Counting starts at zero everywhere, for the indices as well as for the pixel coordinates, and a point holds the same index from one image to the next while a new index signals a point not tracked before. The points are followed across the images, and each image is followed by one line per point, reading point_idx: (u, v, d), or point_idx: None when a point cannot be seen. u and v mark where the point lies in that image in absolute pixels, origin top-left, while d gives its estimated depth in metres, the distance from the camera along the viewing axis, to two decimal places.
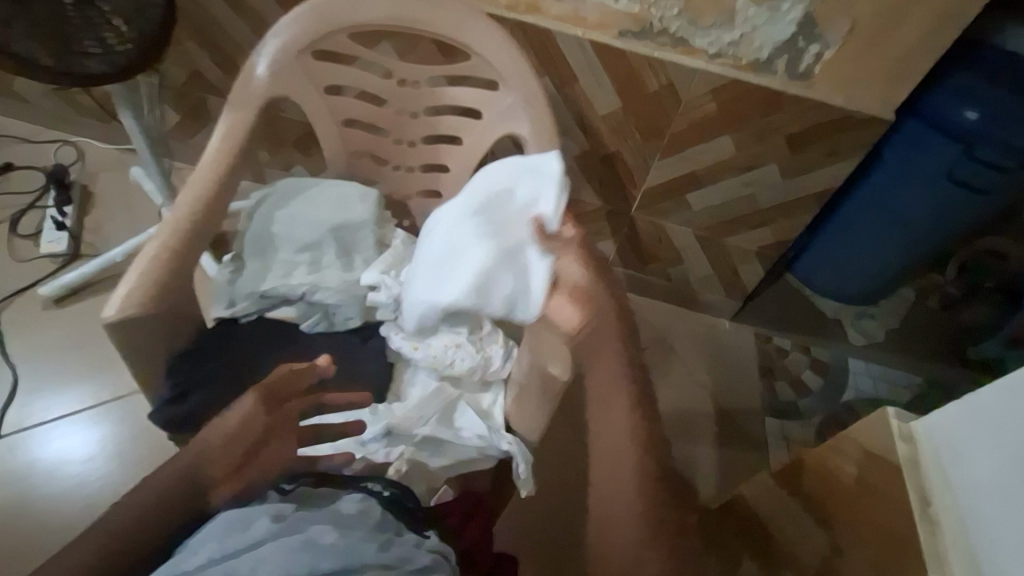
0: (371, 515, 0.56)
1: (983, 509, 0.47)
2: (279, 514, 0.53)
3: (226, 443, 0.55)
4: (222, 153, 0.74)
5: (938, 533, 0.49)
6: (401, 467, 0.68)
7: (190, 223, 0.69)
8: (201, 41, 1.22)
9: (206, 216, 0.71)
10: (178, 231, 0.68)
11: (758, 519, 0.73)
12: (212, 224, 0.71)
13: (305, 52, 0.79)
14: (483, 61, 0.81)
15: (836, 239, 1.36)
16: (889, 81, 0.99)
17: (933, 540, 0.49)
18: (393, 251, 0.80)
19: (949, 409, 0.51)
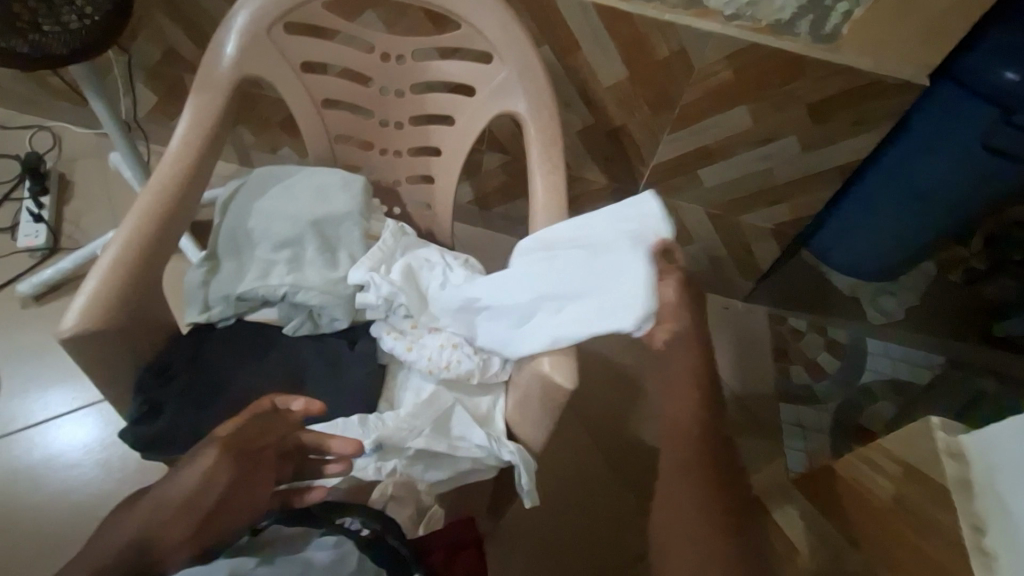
0: (346, 563, 0.50)
1: None
2: (239, 568, 0.47)
3: (188, 499, 0.52)
4: (186, 142, 0.67)
5: (995, 569, 0.42)
6: (387, 491, 0.65)
7: (153, 222, 0.62)
8: (173, 15, 1.13)
9: (172, 213, 0.64)
10: (141, 233, 0.61)
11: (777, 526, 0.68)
12: (179, 222, 0.65)
13: (276, 24, 0.70)
14: (475, 31, 0.72)
15: (857, 215, 1.27)
16: (924, 42, 0.89)
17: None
18: (382, 245, 0.73)
19: (1007, 424, 0.43)
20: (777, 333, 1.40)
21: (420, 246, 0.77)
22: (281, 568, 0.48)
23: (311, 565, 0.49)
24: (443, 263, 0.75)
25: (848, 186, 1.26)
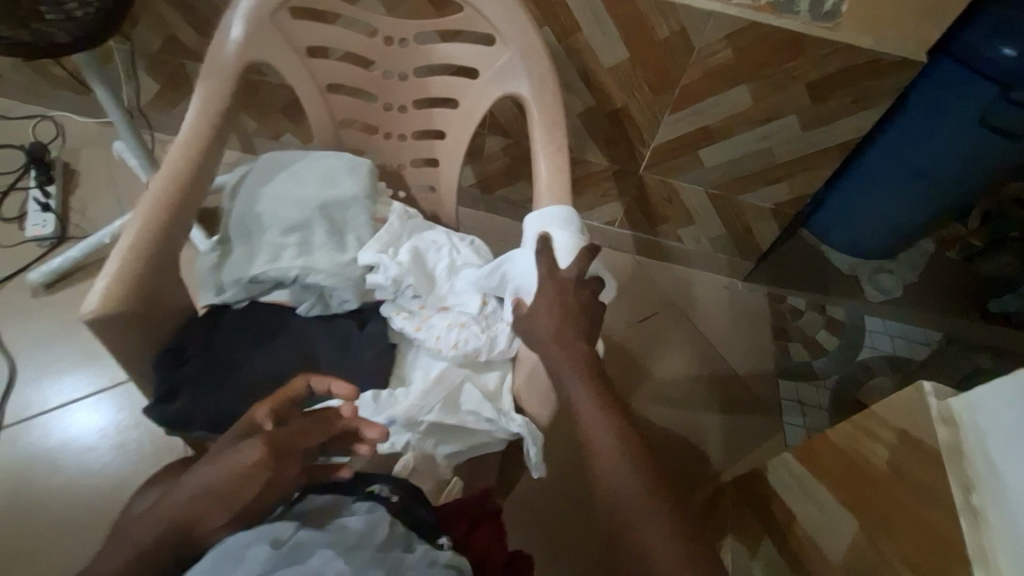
0: (378, 531, 0.52)
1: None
2: (278, 539, 0.49)
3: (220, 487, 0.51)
4: (196, 126, 0.68)
5: (983, 526, 0.43)
6: (409, 463, 0.64)
7: (167, 208, 0.63)
8: (173, 2, 1.13)
9: (184, 198, 0.65)
10: (156, 217, 0.62)
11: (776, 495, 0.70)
12: (190, 207, 0.66)
13: (280, 9, 0.71)
14: (476, 13, 0.73)
15: (856, 193, 1.29)
16: (924, 17, 0.90)
17: (976, 534, 0.43)
18: (388, 229, 0.75)
19: (997, 384, 0.44)
20: (777, 312, 1.42)
21: (426, 229, 0.79)
22: (319, 534, 0.50)
23: (344, 531, 0.51)
24: (450, 245, 0.77)
25: (846, 164, 1.27)
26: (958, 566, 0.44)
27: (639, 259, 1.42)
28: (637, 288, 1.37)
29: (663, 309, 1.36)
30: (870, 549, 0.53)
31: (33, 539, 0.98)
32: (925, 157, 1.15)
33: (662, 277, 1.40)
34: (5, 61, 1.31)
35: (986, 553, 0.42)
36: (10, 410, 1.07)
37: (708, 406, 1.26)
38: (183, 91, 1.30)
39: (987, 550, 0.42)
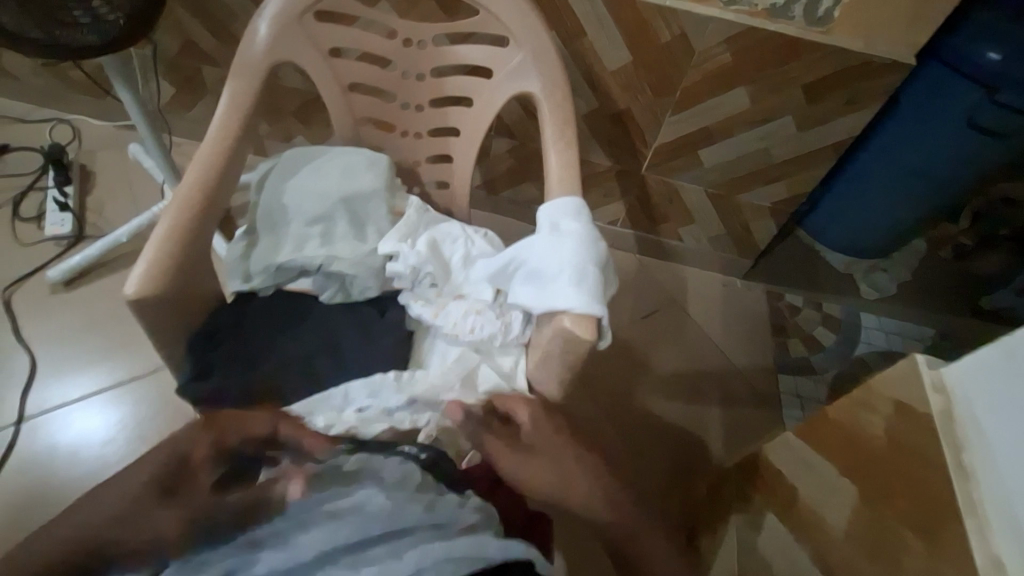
0: (413, 477, 0.55)
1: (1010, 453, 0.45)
2: (320, 478, 0.54)
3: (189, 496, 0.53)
4: (226, 121, 0.72)
5: (972, 480, 0.47)
6: (433, 432, 0.66)
7: (201, 197, 0.67)
8: (192, 8, 1.17)
9: (215, 188, 0.68)
10: (191, 204, 0.66)
11: (778, 473, 0.73)
12: (221, 198, 0.69)
13: (306, 12, 0.75)
14: (490, 16, 0.78)
15: (851, 193, 1.33)
16: (912, 22, 0.94)
17: (966, 488, 0.47)
18: (406, 221, 0.78)
19: (979, 352, 0.48)
20: (776, 309, 1.45)
21: (441, 221, 0.82)
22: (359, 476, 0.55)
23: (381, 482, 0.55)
24: (465, 237, 0.80)
25: (842, 164, 1.31)
26: (951, 520, 0.47)
27: (641, 258, 1.46)
28: (639, 286, 1.41)
29: (664, 305, 1.40)
30: (868, 514, 0.56)
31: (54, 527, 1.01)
32: (916, 157, 1.20)
33: (664, 275, 1.44)
34: (25, 66, 1.35)
35: (976, 506, 0.46)
36: (29, 404, 1.09)
37: (710, 399, 1.29)
38: (198, 95, 1.34)
39: (977, 502, 0.46)
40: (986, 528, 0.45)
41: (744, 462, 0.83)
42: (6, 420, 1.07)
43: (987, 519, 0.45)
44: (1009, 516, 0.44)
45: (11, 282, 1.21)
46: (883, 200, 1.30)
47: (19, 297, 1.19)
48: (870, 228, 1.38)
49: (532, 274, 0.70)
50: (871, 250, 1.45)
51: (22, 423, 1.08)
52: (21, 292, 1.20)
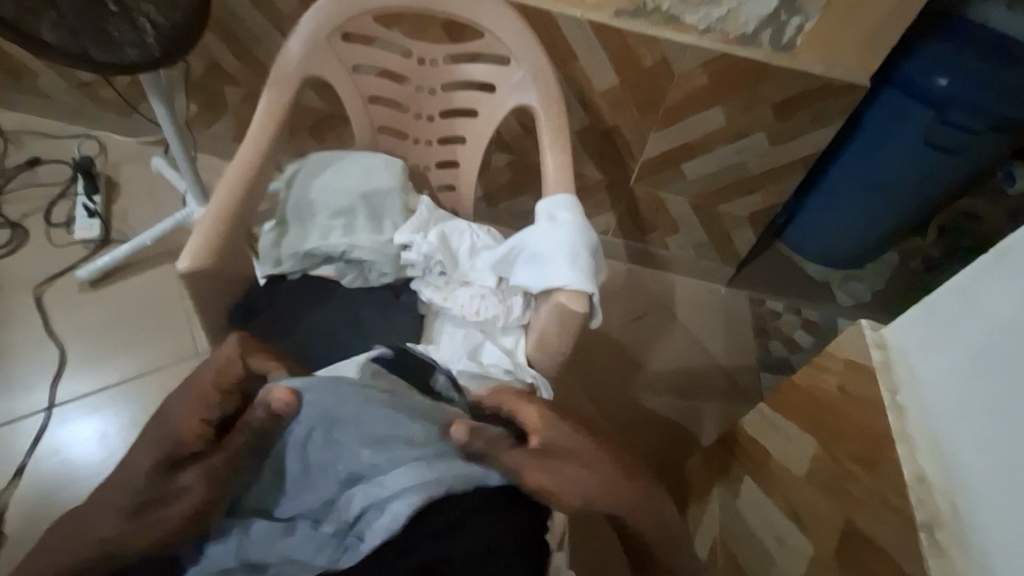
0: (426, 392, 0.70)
1: (934, 390, 0.56)
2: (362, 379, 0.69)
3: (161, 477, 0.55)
4: (263, 127, 0.82)
5: (905, 416, 0.58)
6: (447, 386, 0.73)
7: (241, 188, 0.76)
8: (219, 34, 1.28)
9: (252, 182, 0.78)
10: (232, 196, 0.75)
11: (751, 439, 0.81)
12: (257, 191, 0.79)
13: (334, 33, 0.86)
14: (494, 39, 0.89)
15: (824, 205, 1.45)
16: (865, 50, 1.07)
17: (901, 421, 0.58)
18: (419, 217, 0.87)
19: (912, 314, 0.60)
20: (758, 314, 1.54)
21: (450, 218, 0.91)
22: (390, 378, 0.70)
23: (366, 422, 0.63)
24: (471, 230, 0.89)
25: (814, 179, 1.43)
26: (889, 447, 0.58)
27: (631, 266, 1.56)
28: (629, 291, 1.50)
29: (652, 309, 1.49)
30: (825, 456, 0.66)
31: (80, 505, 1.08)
32: (880, 172, 1.31)
33: (652, 281, 1.54)
34: (58, 86, 1.46)
35: (908, 434, 0.57)
36: (58, 392, 1.17)
37: (697, 395, 1.37)
38: (220, 112, 1.45)
39: (909, 432, 0.57)
40: (915, 451, 0.56)
41: (724, 436, 0.90)
42: (37, 406, 1.16)
43: (917, 444, 0.56)
44: (933, 440, 0.55)
45: (43, 281, 1.29)
46: (852, 211, 1.42)
47: (51, 294, 1.28)
48: (843, 238, 1.49)
49: (532, 258, 0.79)
50: (845, 259, 1.55)
51: (51, 409, 1.16)
52: (51, 290, 1.28)
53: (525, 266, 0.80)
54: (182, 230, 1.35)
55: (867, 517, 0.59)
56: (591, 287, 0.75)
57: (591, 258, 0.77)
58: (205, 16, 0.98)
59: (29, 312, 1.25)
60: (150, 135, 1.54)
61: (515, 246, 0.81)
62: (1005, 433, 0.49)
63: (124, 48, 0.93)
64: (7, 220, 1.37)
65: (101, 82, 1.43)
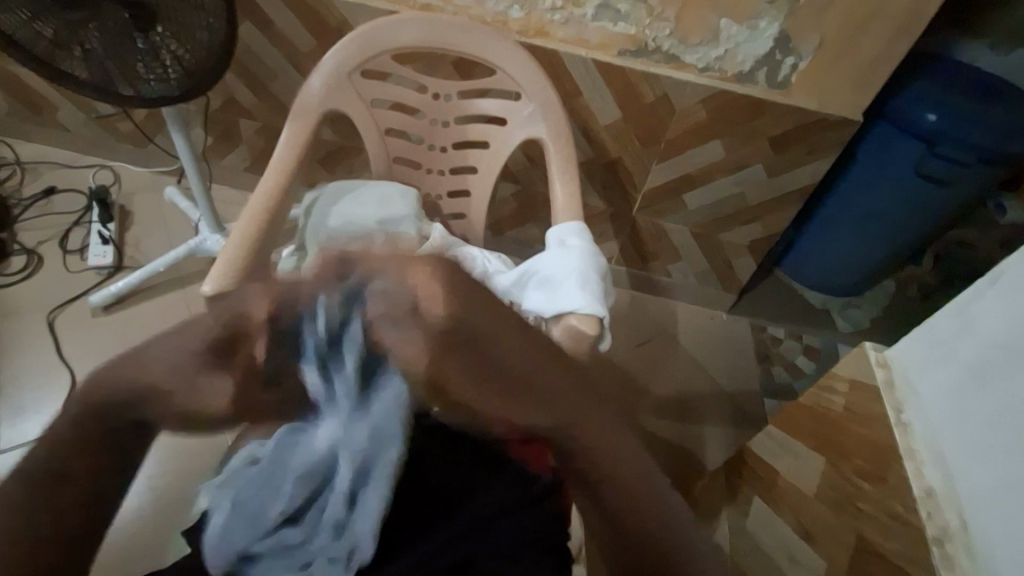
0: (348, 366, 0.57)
1: (936, 407, 0.58)
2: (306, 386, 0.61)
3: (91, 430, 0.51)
4: (280, 162, 0.86)
5: (910, 432, 0.59)
6: None
7: (264, 214, 0.79)
8: (237, 70, 1.34)
9: (275, 208, 0.81)
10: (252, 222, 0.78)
11: (759, 461, 0.82)
12: (279, 217, 0.82)
13: (354, 70, 0.91)
14: (505, 75, 0.94)
15: (821, 233, 1.49)
16: (855, 86, 1.12)
17: (906, 437, 0.59)
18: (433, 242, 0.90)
19: (913, 335, 0.62)
20: (759, 340, 1.56)
21: (462, 245, 0.95)
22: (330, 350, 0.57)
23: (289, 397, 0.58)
24: (483, 256, 0.93)
25: (811, 208, 1.47)
26: (894, 462, 0.59)
27: (634, 293, 1.59)
28: (632, 318, 1.53)
29: (655, 335, 1.51)
30: (833, 474, 0.67)
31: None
32: (874, 201, 1.36)
33: (654, 307, 1.57)
34: (77, 119, 1.50)
35: (914, 450, 0.58)
36: None
37: (702, 420, 1.38)
38: (234, 143, 1.50)
39: (913, 447, 0.59)
40: (921, 466, 0.57)
41: (732, 459, 0.91)
42: None
43: (922, 459, 0.58)
44: (937, 455, 0.57)
45: (57, 306, 1.31)
46: (849, 239, 1.45)
47: (64, 318, 1.30)
48: (841, 265, 1.52)
49: (542, 282, 0.82)
50: (844, 287, 1.58)
51: None
52: (63, 315, 1.30)
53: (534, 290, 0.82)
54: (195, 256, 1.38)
55: (879, 534, 0.60)
56: (599, 310, 0.77)
57: (599, 285, 0.80)
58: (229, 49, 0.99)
59: (41, 337, 1.27)
60: (164, 165, 1.58)
61: (525, 272, 0.84)
62: (1005, 448, 0.50)
63: (150, 82, 0.97)
64: (22, 247, 1.40)
65: (120, 115, 1.48)
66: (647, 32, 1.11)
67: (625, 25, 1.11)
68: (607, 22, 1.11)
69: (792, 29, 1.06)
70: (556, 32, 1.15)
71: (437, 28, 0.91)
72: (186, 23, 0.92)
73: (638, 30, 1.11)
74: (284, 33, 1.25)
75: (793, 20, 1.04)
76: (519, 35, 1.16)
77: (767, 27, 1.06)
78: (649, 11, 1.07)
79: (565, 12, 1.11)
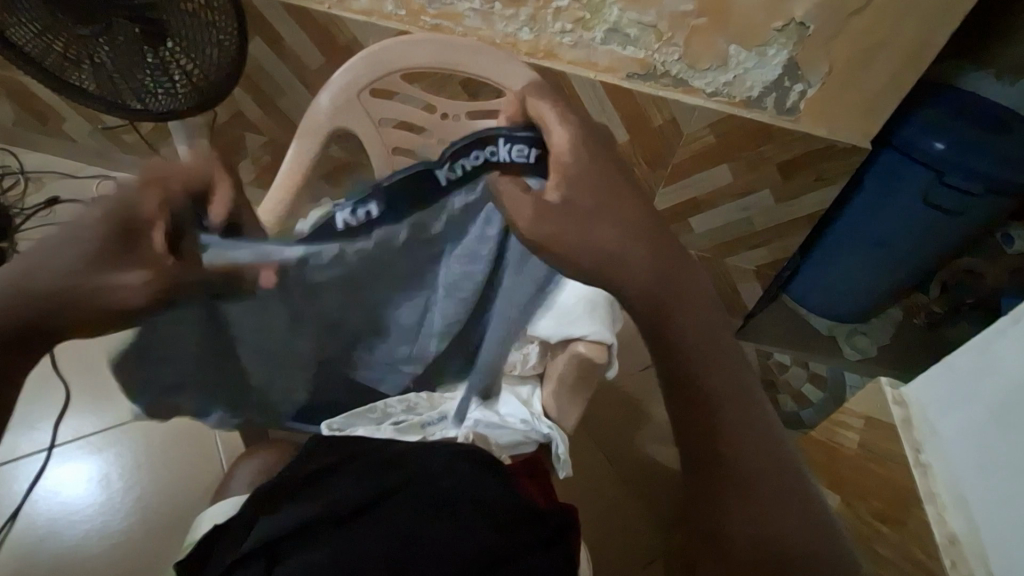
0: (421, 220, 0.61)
1: (954, 449, 0.58)
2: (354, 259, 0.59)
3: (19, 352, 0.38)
4: (290, 179, 0.89)
5: (930, 474, 0.60)
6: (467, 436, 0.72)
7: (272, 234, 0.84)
8: (246, 85, 1.34)
9: (280, 229, 0.85)
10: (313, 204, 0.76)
11: None
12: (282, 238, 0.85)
13: (363, 89, 0.91)
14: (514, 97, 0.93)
15: (826, 261, 1.48)
16: (864, 115, 1.12)
17: (925, 480, 0.60)
18: None
19: (929, 374, 0.63)
20: (765, 365, 1.55)
21: None
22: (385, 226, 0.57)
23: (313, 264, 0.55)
24: None
25: (817, 236, 1.46)
26: (915, 507, 0.60)
27: None
28: None
29: None
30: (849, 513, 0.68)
31: (79, 550, 1.05)
32: (882, 231, 1.35)
33: None
34: (83, 131, 1.50)
35: (935, 495, 0.59)
36: (61, 430, 1.16)
37: None
38: (239, 157, 1.50)
39: (935, 490, 0.59)
40: (942, 510, 0.58)
41: None
42: (40, 444, 1.14)
43: (944, 503, 0.58)
44: (960, 499, 0.57)
45: None
46: (857, 268, 1.44)
47: None
48: (848, 293, 1.50)
49: None
50: (850, 314, 1.57)
51: (53, 448, 1.14)
52: None
53: None
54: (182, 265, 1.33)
55: None
56: (606, 333, 0.75)
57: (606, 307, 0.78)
58: (241, 57, 0.97)
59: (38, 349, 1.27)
60: None
61: None
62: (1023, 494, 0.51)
63: (157, 95, 0.98)
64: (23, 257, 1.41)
65: (126, 127, 1.47)
66: (656, 56, 1.11)
67: (634, 49, 1.11)
68: (617, 46, 1.11)
69: (801, 57, 1.05)
70: (565, 55, 1.15)
71: (446, 49, 0.90)
72: (197, 41, 0.92)
73: (648, 54, 1.11)
74: (293, 50, 1.25)
75: (803, 48, 1.04)
76: (528, 57, 1.16)
77: (776, 54, 1.05)
78: (658, 36, 1.07)
79: (574, 35, 1.11)
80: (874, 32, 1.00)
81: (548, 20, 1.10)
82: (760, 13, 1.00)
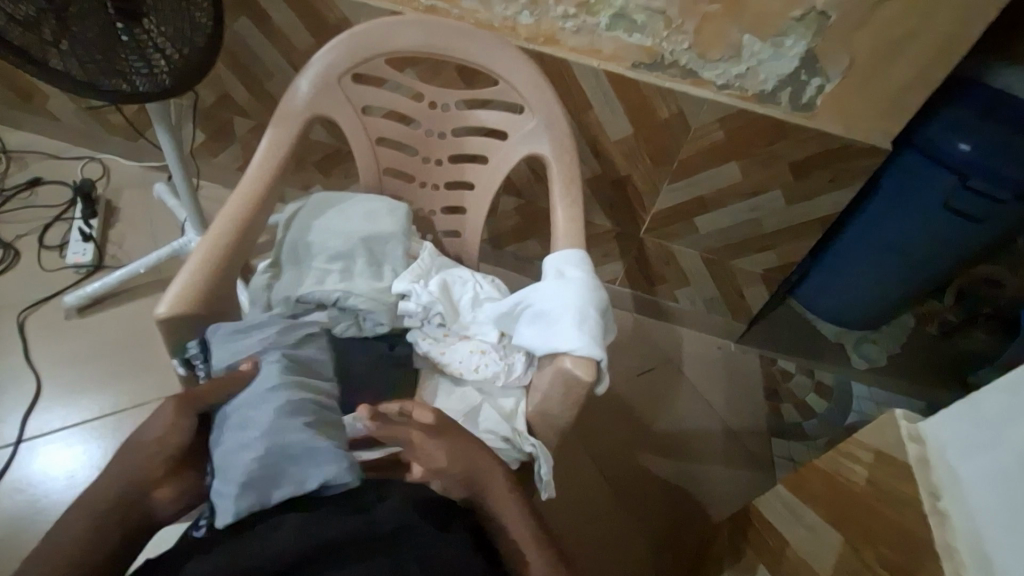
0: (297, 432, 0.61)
1: (973, 495, 0.51)
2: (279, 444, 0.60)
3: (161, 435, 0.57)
4: (220, 232, 0.73)
5: (947, 524, 0.52)
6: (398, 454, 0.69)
7: (226, 243, 0.72)
8: (233, 67, 1.27)
9: (240, 235, 0.74)
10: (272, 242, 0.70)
11: (779, 532, 0.76)
12: (241, 249, 0.74)
13: (345, 74, 0.85)
14: (508, 86, 0.86)
15: (838, 264, 1.40)
16: (887, 113, 1.04)
17: (942, 531, 0.52)
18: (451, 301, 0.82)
19: (950, 411, 0.54)
20: (769, 373, 1.49)
21: (451, 266, 0.87)
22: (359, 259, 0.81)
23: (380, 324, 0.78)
24: (473, 280, 0.85)
25: (828, 240, 1.39)
26: (929, 561, 0.52)
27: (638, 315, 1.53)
28: (635, 343, 1.48)
29: (656, 363, 1.45)
30: (852, 558, 0.61)
31: None
32: (898, 236, 1.27)
33: (660, 334, 1.51)
34: (66, 109, 1.44)
35: (953, 549, 0.51)
36: (30, 425, 1.15)
37: (703, 460, 1.32)
38: (227, 142, 1.44)
39: (953, 544, 0.51)
40: (961, 567, 0.50)
41: (747, 509, 0.85)
42: (6, 440, 1.13)
43: (962, 560, 0.50)
44: (982, 557, 0.49)
45: (29, 305, 1.29)
46: (867, 271, 1.37)
47: (36, 322, 1.27)
48: (858, 297, 1.43)
49: (538, 318, 0.75)
50: (861, 320, 1.49)
51: (20, 443, 1.13)
52: (33, 317, 1.27)
53: (532, 329, 0.75)
54: (177, 257, 1.34)
55: None
56: (583, 345, 0.70)
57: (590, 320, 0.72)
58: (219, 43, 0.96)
59: (12, 339, 1.24)
60: (155, 160, 1.52)
61: (524, 296, 0.78)
62: None
63: None
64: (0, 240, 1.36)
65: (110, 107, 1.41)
66: (665, 44, 1.03)
67: (641, 36, 1.03)
68: (622, 32, 1.04)
69: (820, 49, 0.98)
70: (568, 41, 1.07)
71: (435, 33, 0.84)
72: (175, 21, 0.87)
73: (655, 42, 1.03)
74: (282, 31, 1.18)
75: (822, 39, 0.96)
76: (528, 43, 1.09)
77: (794, 45, 0.98)
78: (668, 22, 1.00)
79: (577, 20, 1.04)
80: (902, 21, 0.92)
81: (549, 4, 1.03)
82: (776, 2, 0.92)
